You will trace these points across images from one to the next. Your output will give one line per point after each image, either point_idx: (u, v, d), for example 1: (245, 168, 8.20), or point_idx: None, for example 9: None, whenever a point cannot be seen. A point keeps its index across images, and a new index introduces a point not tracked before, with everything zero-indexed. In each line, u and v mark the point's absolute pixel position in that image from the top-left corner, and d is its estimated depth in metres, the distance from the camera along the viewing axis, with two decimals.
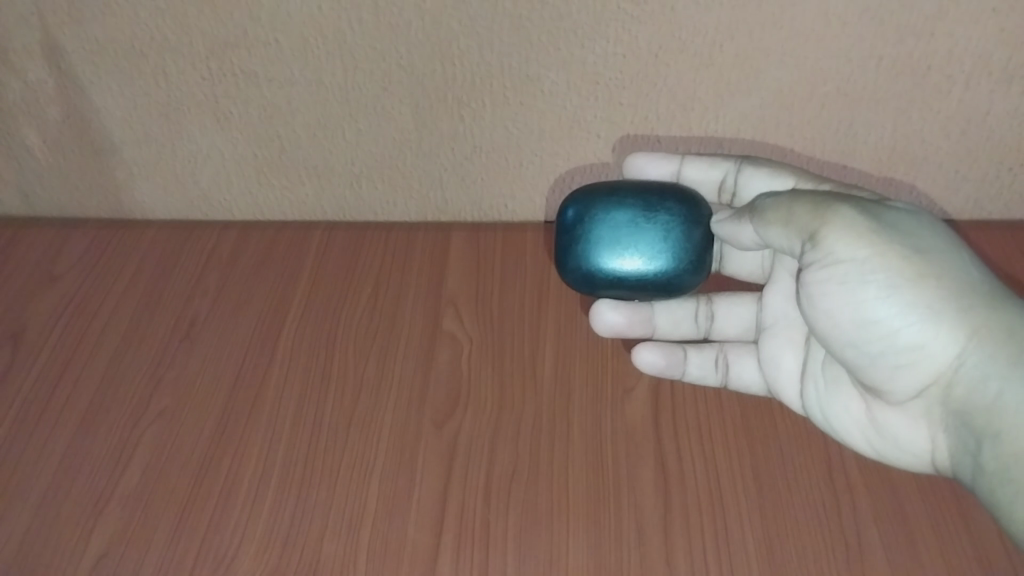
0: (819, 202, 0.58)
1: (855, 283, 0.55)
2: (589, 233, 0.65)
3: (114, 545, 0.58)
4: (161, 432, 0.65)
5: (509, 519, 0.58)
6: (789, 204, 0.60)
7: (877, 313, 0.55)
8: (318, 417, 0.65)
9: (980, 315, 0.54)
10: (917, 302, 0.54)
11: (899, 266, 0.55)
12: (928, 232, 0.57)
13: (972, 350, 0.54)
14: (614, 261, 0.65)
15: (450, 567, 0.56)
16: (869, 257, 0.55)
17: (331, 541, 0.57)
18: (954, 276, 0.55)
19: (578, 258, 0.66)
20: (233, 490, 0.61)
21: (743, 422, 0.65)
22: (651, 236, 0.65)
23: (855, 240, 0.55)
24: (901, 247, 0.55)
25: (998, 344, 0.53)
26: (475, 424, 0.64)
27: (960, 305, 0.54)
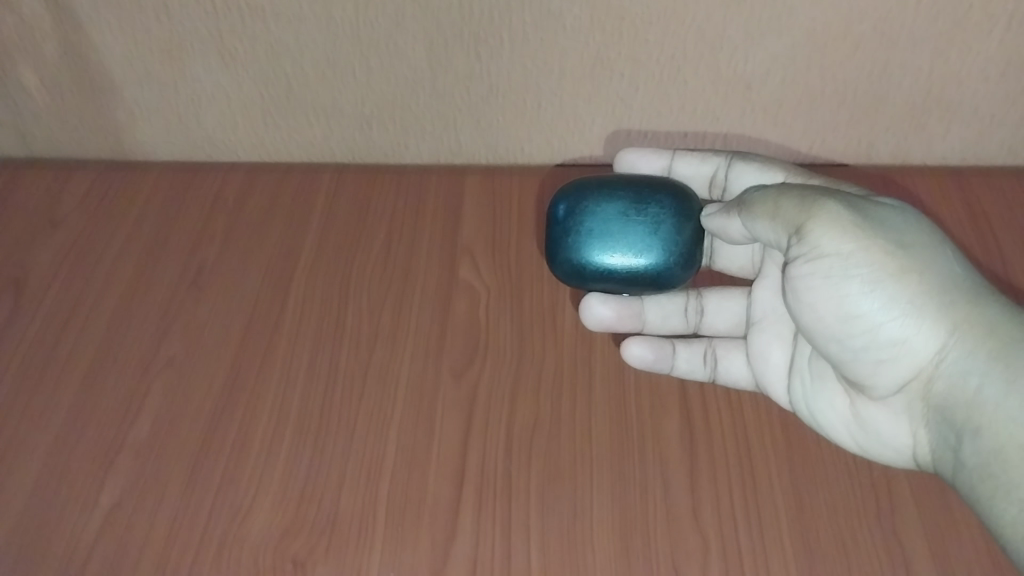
0: (805, 196, 0.55)
1: (838, 277, 0.52)
2: (580, 225, 0.62)
3: (127, 495, 0.57)
4: (171, 381, 0.63)
5: (532, 472, 0.57)
6: (776, 197, 0.56)
7: (858, 308, 0.52)
8: (334, 366, 0.63)
9: (963, 309, 0.51)
10: (899, 297, 0.51)
11: (882, 261, 0.52)
12: (914, 226, 0.54)
13: (954, 344, 0.51)
14: (606, 255, 0.61)
15: (472, 519, 0.54)
16: (853, 251, 0.52)
17: (350, 492, 0.56)
18: (938, 271, 0.52)
19: (568, 250, 0.62)
20: (246, 440, 0.59)
21: None
22: (643, 231, 0.61)
23: (838, 235, 0.52)
24: (885, 241, 0.52)
25: (977, 337, 0.50)
26: (495, 374, 0.62)
27: (943, 299, 0.51)
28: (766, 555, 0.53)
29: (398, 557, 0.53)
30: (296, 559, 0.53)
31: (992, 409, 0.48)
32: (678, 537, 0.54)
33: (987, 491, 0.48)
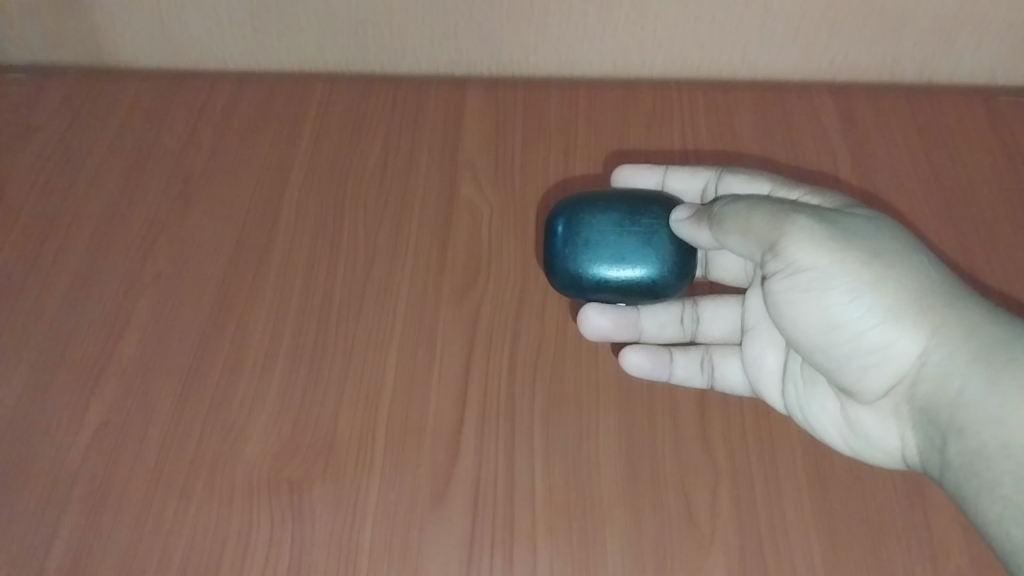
0: (776, 205, 0.50)
1: (816, 290, 0.48)
2: (576, 235, 0.55)
3: (115, 412, 0.55)
4: (158, 297, 0.60)
5: (537, 395, 0.55)
6: (746, 204, 0.51)
7: (839, 316, 0.48)
8: (330, 284, 0.60)
9: (946, 311, 0.46)
10: (878, 303, 0.47)
11: (858, 271, 0.47)
12: (891, 232, 0.49)
13: (937, 346, 0.46)
14: (604, 265, 0.55)
15: (475, 439, 0.53)
16: (829, 261, 0.47)
17: (348, 412, 0.54)
18: (916, 276, 0.47)
19: (563, 261, 0.55)
20: (239, 357, 0.57)
21: None
22: (640, 239, 0.55)
23: (810, 244, 0.48)
24: (860, 247, 0.48)
25: (962, 337, 0.45)
26: (498, 294, 0.59)
27: (924, 304, 0.46)
28: (777, 483, 0.52)
29: (399, 479, 0.51)
30: (293, 480, 0.51)
31: (977, 406, 0.43)
32: (688, 463, 0.52)
33: (972, 489, 0.42)
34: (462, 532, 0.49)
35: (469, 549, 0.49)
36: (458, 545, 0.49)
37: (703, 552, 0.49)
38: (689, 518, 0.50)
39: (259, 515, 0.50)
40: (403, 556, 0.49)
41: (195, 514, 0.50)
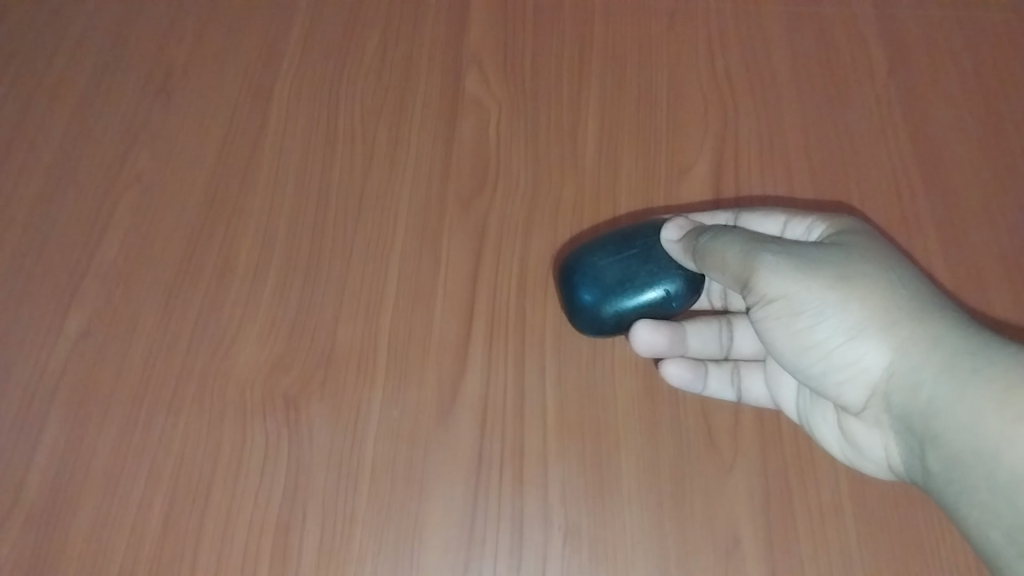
0: (740, 233, 0.43)
1: (785, 318, 0.41)
2: (586, 279, 0.46)
3: (97, 323, 0.51)
4: (140, 200, 0.56)
5: (549, 310, 0.51)
6: (711, 234, 0.44)
7: (806, 344, 0.40)
8: (325, 189, 0.56)
9: (922, 321, 0.38)
10: (845, 322, 0.39)
11: (818, 293, 0.39)
12: (864, 247, 0.42)
13: (909, 358, 0.38)
14: (617, 292, 0.46)
15: (483, 355, 0.49)
16: (793, 288, 0.40)
17: (347, 325, 0.50)
18: (890, 291, 0.39)
19: (588, 307, 0.46)
20: (228, 266, 0.53)
21: (816, 205, 0.56)
22: (639, 256, 0.47)
23: (769, 270, 0.41)
24: (823, 267, 0.40)
25: (934, 343, 0.37)
26: (507, 202, 0.55)
27: (895, 318, 0.38)
28: None
29: (402, 394, 0.48)
30: (289, 395, 0.48)
31: (952, 413, 0.36)
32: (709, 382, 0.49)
33: (955, 496, 0.36)
34: (469, 451, 0.46)
35: (477, 468, 0.46)
36: (466, 464, 0.46)
37: (724, 474, 0.46)
38: (709, 440, 0.47)
39: (253, 431, 0.47)
40: (407, 475, 0.46)
41: (184, 429, 0.47)
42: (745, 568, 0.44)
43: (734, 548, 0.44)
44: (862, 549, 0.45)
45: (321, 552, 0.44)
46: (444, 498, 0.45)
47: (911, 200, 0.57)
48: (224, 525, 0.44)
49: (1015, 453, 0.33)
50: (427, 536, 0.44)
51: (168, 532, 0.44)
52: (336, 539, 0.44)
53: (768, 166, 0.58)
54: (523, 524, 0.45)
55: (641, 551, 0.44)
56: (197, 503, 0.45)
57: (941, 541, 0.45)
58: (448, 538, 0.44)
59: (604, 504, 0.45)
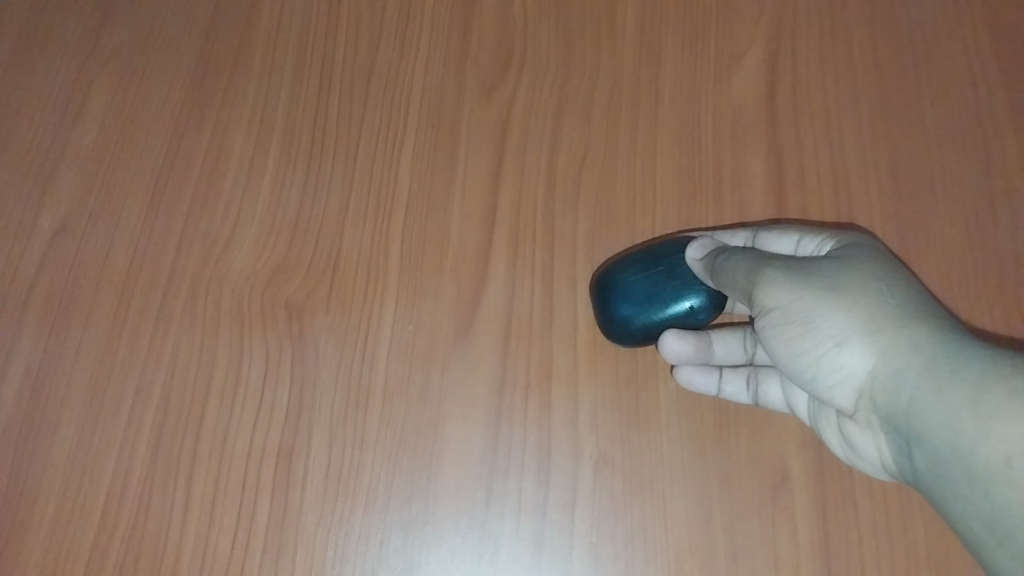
0: (744, 251, 0.38)
1: (778, 331, 0.35)
2: (618, 294, 0.41)
3: (74, 219, 0.45)
4: (119, 81, 0.49)
5: (580, 217, 0.46)
6: (723, 252, 0.39)
7: (792, 358, 0.35)
8: (329, 73, 0.49)
9: (910, 326, 0.32)
10: (826, 332, 0.34)
11: (799, 304, 0.34)
12: (866, 258, 0.36)
13: (891, 365, 0.32)
14: (645, 308, 0.40)
15: (506, 266, 0.44)
16: (786, 300, 0.35)
17: (354, 230, 0.45)
18: (892, 303, 0.34)
19: (625, 322, 0.41)
20: (220, 159, 0.47)
21: (881, 101, 0.50)
22: (667, 269, 0.41)
23: (761, 280, 0.36)
24: (821, 279, 0.35)
25: (918, 346, 0.32)
26: (534, 92, 0.49)
27: (879, 323, 0.33)
28: None
29: (417, 307, 0.43)
30: (291, 306, 0.43)
31: (930, 411, 0.30)
32: None
33: (945, 494, 0.30)
34: (491, 372, 0.42)
35: (500, 391, 0.42)
36: (487, 385, 0.42)
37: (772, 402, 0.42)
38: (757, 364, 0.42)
39: (252, 344, 0.42)
40: (423, 396, 0.41)
41: (174, 341, 0.42)
42: (794, 504, 0.40)
43: (781, 483, 0.40)
44: None
45: (329, 478, 0.39)
46: (464, 422, 0.41)
47: (990, 94, 0.50)
48: (220, 448, 0.40)
49: (992, 444, 0.28)
50: (445, 463, 0.40)
51: (159, 453, 0.40)
52: (345, 464, 0.40)
53: (829, 56, 0.51)
54: (550, 451, 0.40)
55: (680, 484, 0.40)
56: (190, 422, 0.41)
57: None
58: (468, 465, 0.40)
59: (639, 432, 0.41)
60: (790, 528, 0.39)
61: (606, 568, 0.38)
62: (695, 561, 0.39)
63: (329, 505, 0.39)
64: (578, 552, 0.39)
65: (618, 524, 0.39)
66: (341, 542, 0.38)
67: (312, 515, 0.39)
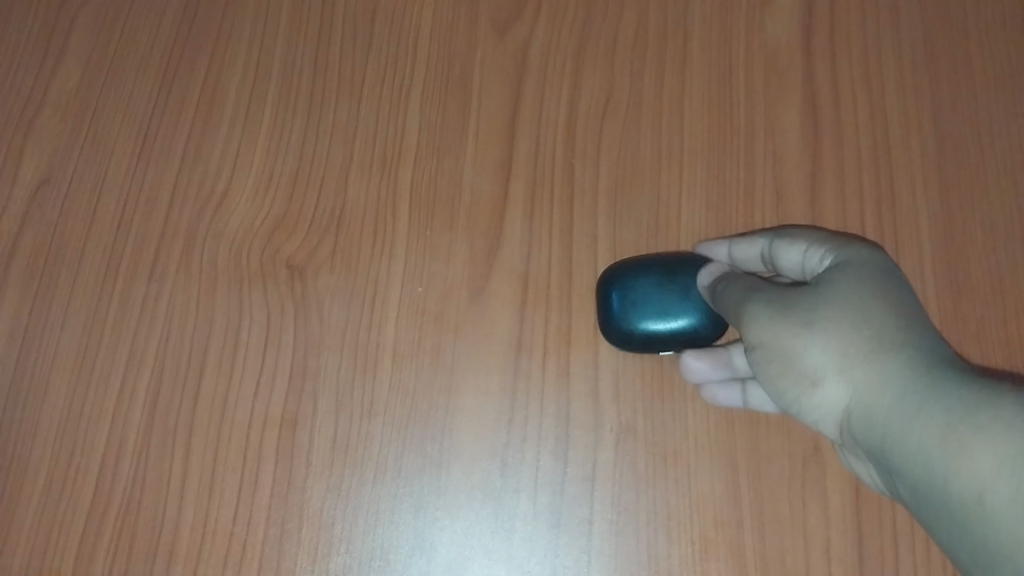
0: (738, 278, 0.35)
1: (762, 369, 0.32)
2: (627, 298, 0.38)
3: (57, 169, 0.42)
4: (104, 16, 0.46)
5: (601, 170, 0.42)
6: (721, 282, 0.36)
7: (779, 398, 0.32)
8: (331, 10, 0.46)
9: (883, 360, 0.29)
10: (801, 372, 0.30)
11: (775, 342, 0.31)
12: (857, 278, 0.31)
13: (864, 404, 0.29)
14: (648, 324, 0.38)
15: (522, 223, 0.41)
16: (764, 335, 0.31)
17: (359, 182, 0.42)
18: (874, 333, 0.29)
19: (624, 323, 0.38)
20: (214, 104, 0.44)
21: (926, 46, 0.46)
22: (681, 289, 0.38)
23: (744, 314, 0.33)
24: (803, 307, 0.31)
25: (888, 382, 0.28)
26: (553, 33, 0.45)
27: (851, 360, 0.29)
28: None
29: (427, 267, 0.40)
30: (293, 264, 0.40)
31: (903, 450, 0.27)
32: None
33: (939, 532, 0.26)
34: (507, 337, 0.39)
35: (516, 357, 0.39)
36: (502, 352, 0.39)
37: None
38: None
39: (252, 305, 0.40)
40: (434, 362, 0.39)
41: (168, 301, 0.40)
42: (826, 480, 0.37)
43: (813, 457, 0.38)
44: None
45: (335, 449, 0.37)
46: (478, 391, 0.39)
47: None
48: (219, 416, 0.38)
49: (962, 478, 0.25)
50: (457, 434, 0.38)
51: (155, 421, 0.38)
52: (352, 434, 0.38)
53: None
54: (569, 423, 0.38)
55: (705, 458, 0.38)
56: (188, 390, 0.38)
57: None
58: (483, 436, 0.38)
59: (663, 402, 0.38)
60: (821, 505, 0.37)
61: (626, 545, 0.36)
62: (720, 539, 0.37)
63: (335, 477, 0.37)
64: (598, 528, 0.37)
65: (640, 499, 0.37)
66: (349, 517, 0.36)
67: (318, 488, 0.37)
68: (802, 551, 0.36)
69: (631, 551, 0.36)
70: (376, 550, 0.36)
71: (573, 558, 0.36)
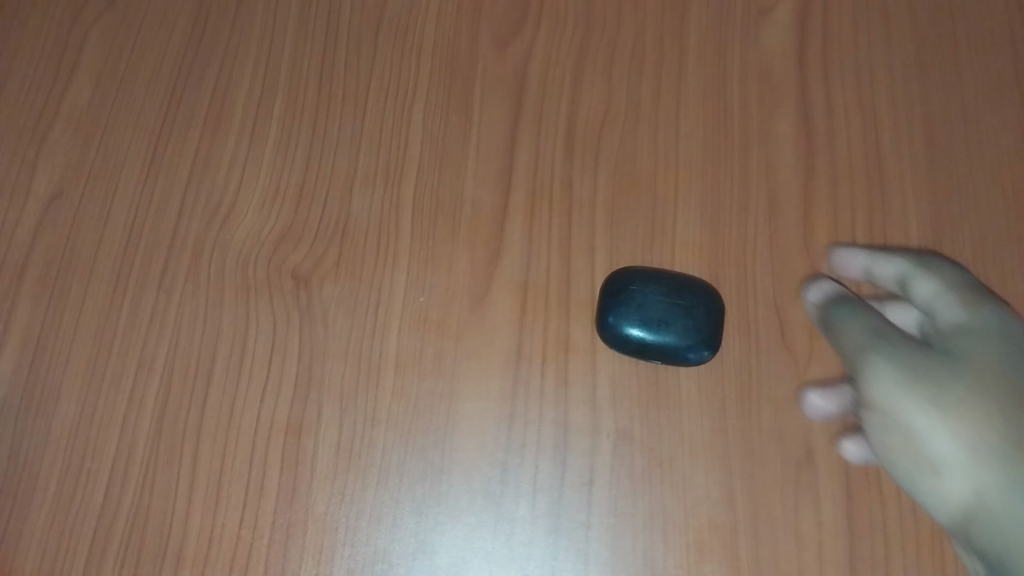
0: (861, 314, 0.38)
1: (882, 437, 0.35)
2: (633, 302, 0.39)
3: (70, 183, 0.43)
4: (114, 33, 0.47)
5: (599, 182, 0.43)
6: (843, 313, 0.39)
7: (892, 465, 0.35)
8: (336, 25, 0.47)
9: (1013, 467, 0.32)
10: (925, 452, 0.33)
11: (902, 417, 0.34)
12: (987, 363, 0.34)
13: (981, 502, 0.32)
14: (647, 330, 0.39)
15: (522, 233, 0.42)
16: (893, 407, 0.34)
17: (363, 194, 0.43)
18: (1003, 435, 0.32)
19: (622, 325, 0.39)
20: (222, 118, 0.45)
21: (916, 58, 0.47)
22: (686, 305, 0.39)
23: (874, 379, 0.35)
24: (934, 385, 0.34)
25: (1011, 489, 0.31)
26: (551, 47, 0.46)
27: (979, 456, 0.32)
28: None
29: (429, 276, 0.42)
30: (298, 275, 0.41)
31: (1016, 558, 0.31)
32: (785, 268, 0.42)
33: None
34: (507, 345, 0.40)
35: (516, 365, 0.40)
36: (503, 359, 0.40)
37: (798, 378, 0.40)
38: (782, 337, 0.41)
39: (258, 315, 0.41)
40: (436, 369, 0.40)
41: (177, 311, 0.41)
42: (818, 484, 0.38)
43: (805, 461, 0.39)
44: None
45: (340, 455, 0.38)
46: (479, 398, 0.40)
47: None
48: (226, 422, 0.39)
49: None
50: (459, 439, 0.39)
51: (163, 428, 0.39)
52: (356, 440, 0.39)
53: (861, 10, 0.48)
54: (567, 429, 0.39)
55: (701, 463, 0.39)
56: (195, 396, 0.39)
57: None
58: (483, 442, 0.39)
59: (659, 409, 0.39)
60: (814, 508, 0.38)
61: (623, 548, 0.37)
62: (715, 542, 0.37)
63: (340, 482, 0.38)
64: (596, 532, 0.38)
65: (638, 503, 0.38)
66: (353, 520, 0.37)
67: (323, 493, 0.38)
68: (796, 553, 0.37)
69: (628, 554, 0.37)
70: (380, 553, 0.37)
71: (572, 561, 0.37)
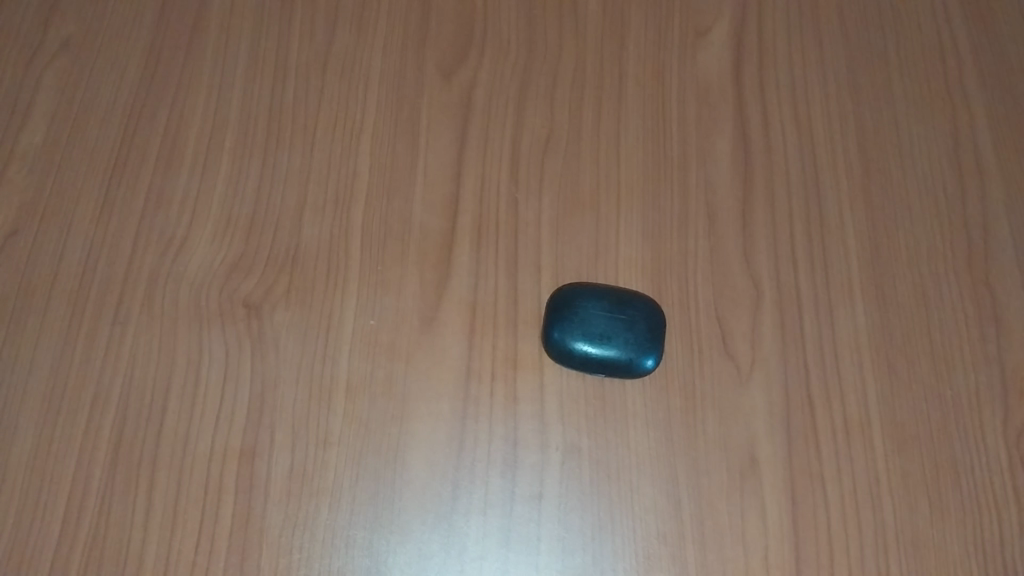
0: None
1: None
2: (577, 316, 0.40)
3: (25, 220, 0.44)
4: (68, 73, 0.48)
5: (543, 203, 0.45)
6: None
7: None
8: (286, 61, 0.48)
9: None
10: None
11: None
12: None
13: None
14: (592, 343, 0.40)
15: (470, 254, 0.44)
16: None
17: (313, 222, 0.44)
18: None
19: (567, 339, 0.40)
20: (176, 154, 0.46)
21: (848, 74, 0.49)
22: (628, 320, 0.40)
23: None
24: None
25: None
26: (495, 74, 0.48)
27: None
28: (830, 301, 0.43)
29: (379, 300, 0.42)
30: (250, 303, 0.42)
31: None
32: (726, 279, 0.43)
33: None
34: (456, 364, 0.41)
35: (466, 384, 0.41)
36: (452, 378, 0.41)
37: (740, 386, 0.41)
38: (724, 348, 0.42)
39: (211, 344, 0.41)
40: (386, 391, 0.41)
41: (132, 342, 0.41)
42: (762, 489, 0.39)
43: (749, 468, 0.40)
44: (890, 463, 0.40)
45: (292, 477, 0.39)
46: (429, 417, 0.40)
47: (953, 66, 0.50)
48: (181, 451, 0.39)
49: None
50: (410, 460, 0.40)
51: (118, 457, 0.39)
52: (308, 463, 0.39)
53: (793, 31, 0.50)
54: (516, 444, 0.40)
55: (647, 473, 0.39)
56: (150, 426, 0.40)
57: (979, 453, 0.40)
58: (434, 462, 0.40)
59: (605, 421, 0.40)
60: (759, 513, 0.39)
61: (574, 560, 0.38)
62: (664, 551, 0.38)
63: (294, 505, 0.38)
64: (547, 544, 0.38)
65: (587, 514, 0.39)
66: (307, 543, 0.38)
67: (276, 517, 0.38)
68: (743, 558, 0.38)
69: (579, 566, 0.38)
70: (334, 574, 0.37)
71: None
